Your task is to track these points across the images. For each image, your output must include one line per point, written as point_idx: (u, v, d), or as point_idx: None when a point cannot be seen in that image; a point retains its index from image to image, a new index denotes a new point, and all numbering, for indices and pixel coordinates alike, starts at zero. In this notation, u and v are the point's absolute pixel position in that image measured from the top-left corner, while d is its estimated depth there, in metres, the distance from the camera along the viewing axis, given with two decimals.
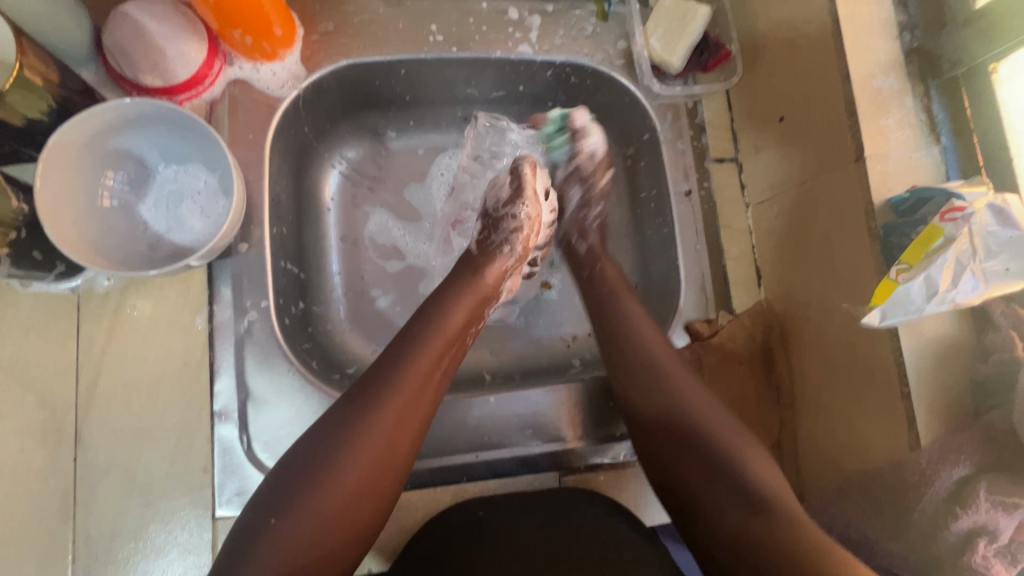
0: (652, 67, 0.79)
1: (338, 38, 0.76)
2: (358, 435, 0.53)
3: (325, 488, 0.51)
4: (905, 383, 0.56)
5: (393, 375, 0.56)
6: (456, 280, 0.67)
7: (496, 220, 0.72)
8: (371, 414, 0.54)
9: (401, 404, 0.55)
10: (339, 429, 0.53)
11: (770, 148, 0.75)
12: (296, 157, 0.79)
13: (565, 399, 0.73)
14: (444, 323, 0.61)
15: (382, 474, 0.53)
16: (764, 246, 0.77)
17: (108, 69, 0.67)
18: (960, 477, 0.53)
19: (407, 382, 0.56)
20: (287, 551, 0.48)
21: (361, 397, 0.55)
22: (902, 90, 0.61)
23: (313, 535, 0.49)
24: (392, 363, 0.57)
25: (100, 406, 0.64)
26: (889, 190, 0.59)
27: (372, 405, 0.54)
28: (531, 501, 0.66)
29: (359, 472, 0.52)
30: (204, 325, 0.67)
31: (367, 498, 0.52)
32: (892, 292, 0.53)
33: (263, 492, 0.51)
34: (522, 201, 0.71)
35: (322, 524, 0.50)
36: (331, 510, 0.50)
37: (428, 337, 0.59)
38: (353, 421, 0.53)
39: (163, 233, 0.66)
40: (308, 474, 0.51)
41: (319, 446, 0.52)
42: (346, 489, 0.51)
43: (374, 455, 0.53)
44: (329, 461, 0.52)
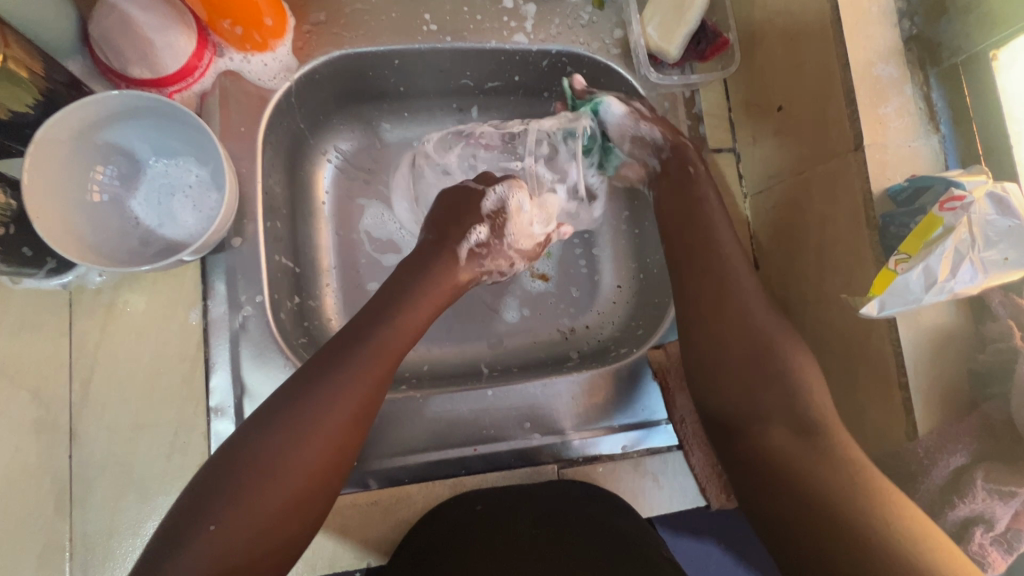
0: (649, 56, 0.78)
1: (330, 28, 0.75)
2: (300, 413, 0.53)
3: (267, 463, 0.50)
4: (903, 374, 0.55)
5: (339, 371, 0.56)
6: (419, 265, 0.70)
7: (499, 247, 0.76)
8: (308, 411, 0.53)
9: (348, 382, 0.55)
10: (278, 411, 0.53)
11: (768, 138, 0.74)
12: (288, 150, 0.78)
13: (566, 393, 0.73)
14: (395, 320, 0.62)
15: (331, 452, 0.53)
16: (762, 236, 0.76)
17: (94, 60, 0.66)
18: (958, 466, 0.53)
19: (350, 359, 0.57)
20: (224, 530, 0.47)
21: (298, 394, 0.54)
22: (901, 77, 0.60)
23: (252, 513, 0.49)
24: (336, 360, 0.57)
25: (94, 403, 0.63)
26: (888, 180, 0.58)
27: (311, 403, 0.53)
28: (529, 495, 0.67)
29: (304, 450, 0.52)
30: (198, 321, 0.66)
31: (300, 503, 0.51)
32: (890, 283, 0.53)
33: (204, 473, 0.51)
34: (529, 257, 0.79)
35: (264, 504, 0.49)
36: (272, 486, 0.50)
37: (375, 336, 0.60)
38: (295, 401, 0.53)
39: (155, 228, 0.65)
40: (236, 478, 0.50)
41: (260, 425, 0.52)
42: (287, 466, 0.51)
43: (319, 428, 0.53)
44: (269, 439, 0.51)
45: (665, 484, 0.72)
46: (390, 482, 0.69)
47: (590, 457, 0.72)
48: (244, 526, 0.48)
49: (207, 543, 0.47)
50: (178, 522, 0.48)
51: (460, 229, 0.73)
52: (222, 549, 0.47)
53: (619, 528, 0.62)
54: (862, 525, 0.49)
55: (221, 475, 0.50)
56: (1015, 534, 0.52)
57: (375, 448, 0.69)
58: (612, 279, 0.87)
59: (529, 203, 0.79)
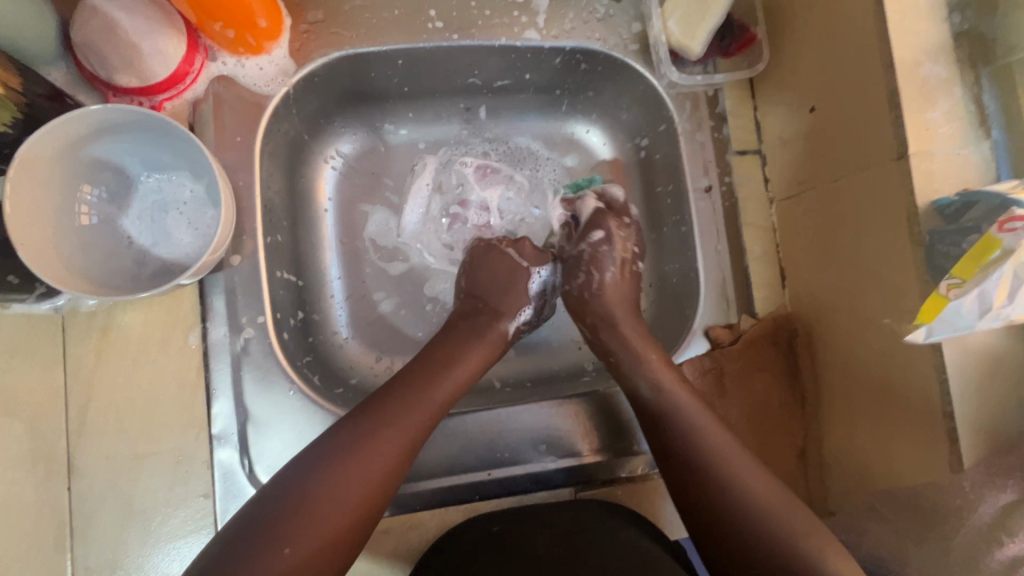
0: (670, 52, 0.73)
1: (329, 27, 0.70)
2: (351, 449, 0.54)
3: (315, 499, 0.51)
4: (947, 402, 0.52)
5: (395, 410, 0.58)
6: (466, 319, 0.72)
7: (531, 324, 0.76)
8: (362, 447, 0.54)
9: (400, 426, 0.57)
10: (331, 446, 0.54)
11: (798, 140, 0.69)
12: (289, 158, 0.74)
13: (583, 412, 0.70)
14: (451, 365, 0.65)
15: (380, 487, 0.54)
16: (790, 244, 0.72)
17: (79, 67, 0.61)
18: (1006, 504, 0.50)
19: (405, 400, 0.59)
20: (270, 565, 0.47)
21: (355, 429, 0.56)
22: (951, 78, 0.55)
23: (300, 548, 0.48)
24: (392, 400, 0.59)
25: (92, 432, 0.61)
26: (935, 191, 0.54)
27: (368, 440, 0.55)
28: (544, 514, 0.64)
29: (354, 486, 0.53)
30: (198, 344, 0.63)
31: (344, 538, 0.51)
32: (940, 310, 0.49)
33: (248, 510, 0.51)
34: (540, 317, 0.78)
35: (316, 538, 0.49)
36: (321, 521, 0.50)
37: (430, 379, 0.62)
38: (349, 440, 0.55)
39: (149, 248, 0.61)
40: (287, 510, 0.50)
41: (309, 462, 0.53)
42: (335, 501, 0.51)
43: (368, 465, 0.54)
44: (321, 476, 0.52)
45: None
46: (402, 509, 0.66)
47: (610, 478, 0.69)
48: (293, 557, 0.48)
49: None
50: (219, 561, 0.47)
51: (510, 305, 0.74)
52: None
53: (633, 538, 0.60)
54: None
55: (270, 508, 0.50)
56: None
57: None
58: None
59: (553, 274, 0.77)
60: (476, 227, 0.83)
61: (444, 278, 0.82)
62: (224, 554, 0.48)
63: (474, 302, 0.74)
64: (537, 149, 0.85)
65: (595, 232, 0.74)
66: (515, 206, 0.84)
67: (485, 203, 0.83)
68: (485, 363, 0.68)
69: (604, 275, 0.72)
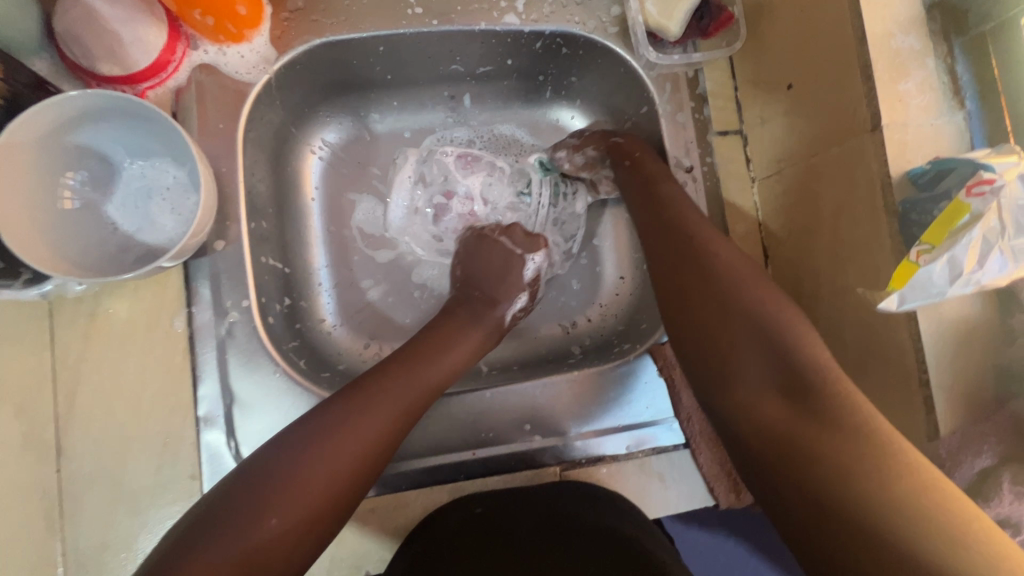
0: (649, 33, 0.73)
1: (309, 15, 0.71)
2: (343, 425, 0.54)
3: (305, 471, 0.51)
4: (923, 371, 0.52)
5: (392, 387, 0.59)
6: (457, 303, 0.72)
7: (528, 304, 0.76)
8: (358, 421, 0.55)
9: (396, 404, 0.58)
10: (325, 421, 0.54)
11: (778, 118, 0.69)
12: (274, 146, 0.74)
13: (567, 390, 0.70)
14: (447, 347, 0.66)
15: (373, 462, 0.55)
16: (772, 223, 0.72)
17: (61, 56, 0.62)
18: (984, 468, 0.51)
19: (399, 380, 0.60)
20: (257, 533, 0.47)
21: (353, 403, 0.56)
22: (923, 49, 0.56)
23: (287, 518, 0.49)
24: (390, 379, 0.60)
25: (80, 416, 0.62)
26: (908, 162, 0.54)
27: (365, 415, 0.56)
28: (537, 497, 0.64)
29: (347, 460, 0.53)
30: (183, 329, 0.64)
31: (333, 510, 0.51)
32: (912, 276, 0.48)
33: (237, 476, 0.51)
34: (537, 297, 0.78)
35: (305, 509, 0.50)
36: (312, 493, 0.50)
37: (427, 359, 0.63)
38: (342, 415, 0.55)
39: (133, 233, 0.62)
40: (278, 480, 0.50)
41: (301, 435, 0.53)
42: (325, 473, 0.51)
43: (360, 441, 0.54)
44: (316, 448, 0.52)
45: (672, 484, 0.69)
46: (388, 489, 0.67)
47: (595, 456, 0.69)
48: (278, 526, 0.48)
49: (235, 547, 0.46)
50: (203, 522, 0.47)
51: (505, 294, 0.74)
52: (249, 556, 0.46)
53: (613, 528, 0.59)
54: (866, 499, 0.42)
55: (259, 478, 0.50)
56: None
57: None
58: (615, 271, 0.84)
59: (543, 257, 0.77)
60: (462, 216, 0.82)
61: (431, 265, 0.83)
62: (206, 519, 0.48)
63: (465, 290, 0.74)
64: (521, 136, 0.86)
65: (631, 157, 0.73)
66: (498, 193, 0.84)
67: (470, 192, 0.83)
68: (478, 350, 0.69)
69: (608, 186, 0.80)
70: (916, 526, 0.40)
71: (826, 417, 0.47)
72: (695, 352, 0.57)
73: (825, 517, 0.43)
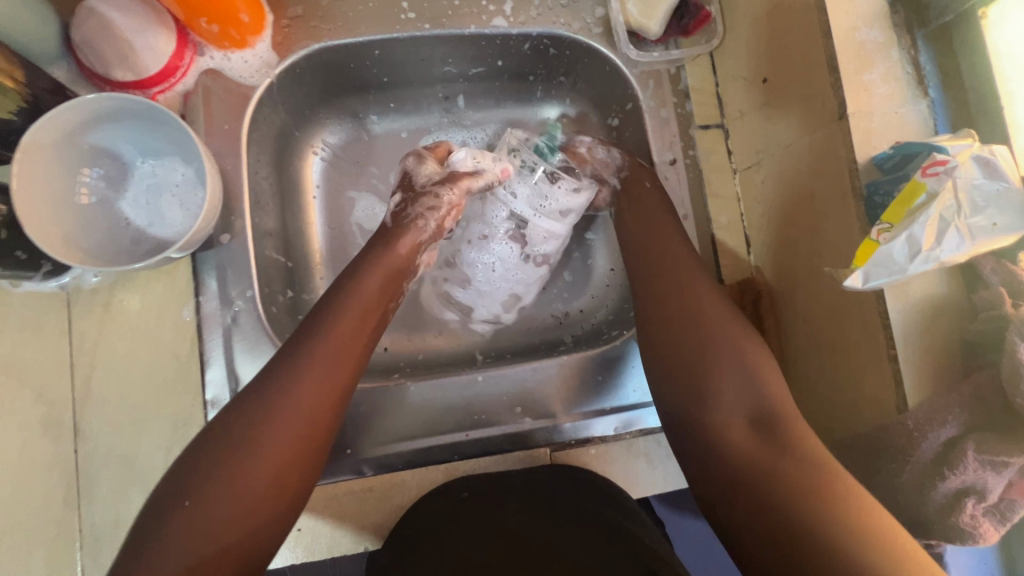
0: (631, 33, 0.77)
1: (308, 21, 0.75)
2: (267, 419, 0.52)
3: (236, 475, 0.50)
4: (891, 346, 0.55)
5: (307, 354, 0.56)
6: (366, 257, 0.67)
7: (419, 194, 0.73)
8: (279, 399, 0.53)
9: (306, 370, 0.55)
10: (247, 419, 0.52)
11: (756, 111, 0.72)
12: (275, 145, 0.78)
13: (557, 376, 0.73)
14: (357, 301, 0.63)
15: (302, 437, 0.53)
16: (752, 212, 0.75)
17: (78, 64, 0.67)
18: (948, 438, 0.52)
19: (313, 360, 0.56)
20: (201, 540, 0.47)
21: (269, 379, 0.55)
22: (887, 41, 0.59)
23: (231, 526, 0.48)
24: (303, 343, 0.57)
25: (97, 399, 0.65)
26: (874, 148, 0.57)
27: (280, 390, 0.54)
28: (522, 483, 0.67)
29: (275, 438, 0.52)
30: (192, 317, 0.68)
31: (271, 491, 0.51)
32: (873, 253, 0.51)
33: (178, 467, 0.51)
34: (446, 186, 0.73)
35: (240, 495, 0.49)
36: (246, 495, 0.50)
37: (338, 318, 0.60)
38: (260, 408, 0.53)
39: (145, 228, 0.66)
40: (208, 467, 0.50)
41: (226, 435, 0.52)
42: (257, 475, 0.50)
43: (288, 436, 0.52)
44: (239, 431, 0.52)
45: (658, 464, 0.72)
46: (385, 469, 0.70)
47: (584, 438, 0.72)
48: (219, 537, 0.48)
49: (182, 558, 0.46)
50: (146, 532, 0.47)
51: (404, 217, 0.72)
52: (211, 555, 0.47)
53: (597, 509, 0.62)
54: (816, 515, 0.48)
55: (191, 486, 0.49)
56: (1006, 504, 0.52)
57: (369, 435, 0.70)
58: (605, 264, 0.87)
59: (434, 163, 0.76)
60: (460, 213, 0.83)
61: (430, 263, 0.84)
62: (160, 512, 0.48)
63: (375, 235, 0.71)
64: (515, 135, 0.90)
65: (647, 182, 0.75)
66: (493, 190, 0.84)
67: None
68: (385, 299, 0.66)
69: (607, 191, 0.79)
70: (862, 555, 0.45)
71: (785, 447, 0.53)
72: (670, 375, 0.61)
73: (772, 533, 0.49)
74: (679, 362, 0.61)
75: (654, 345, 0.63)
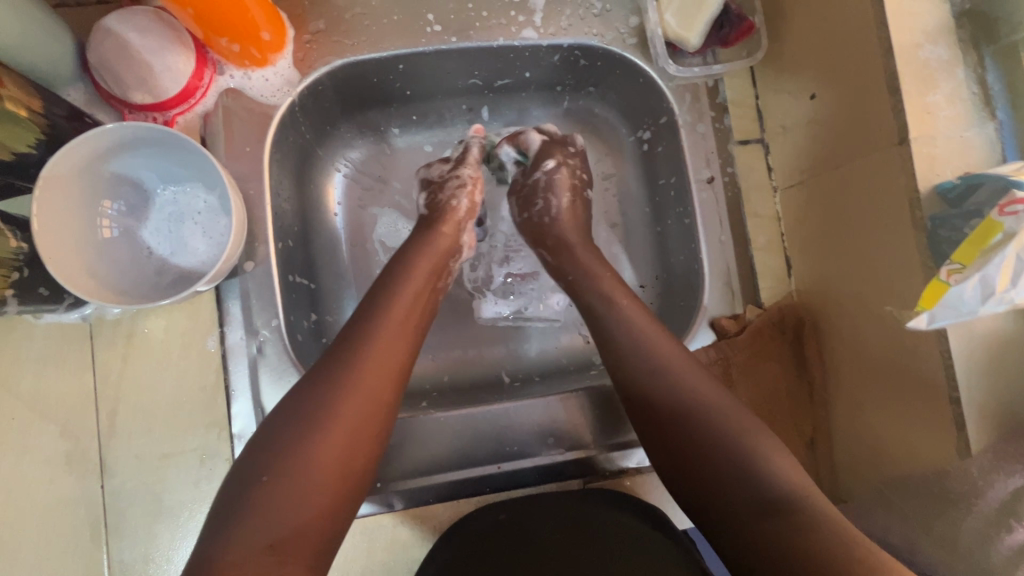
0: (667, 45, 0.73)
1: (331, 36, 0.72)
2: (335, 394, 0.51)
3: (311, 449, 0.48)
4: (954, 389, 0.52)
5: (373, 329, 0.56)
6: (416, 239, 0.68)
7: (443, 180, 0.75)
8: (351, 372, 0.52)
9: (376, 343, 0.55)
10: (314, 396, 0.51)
11: (801, 128, 0.69)
12: (297, 164, 0.75)
13: (577, 406, 0.70)
14: (410, 276, 0.62)
15: (376, 406, 0.52)
16: (794, 233, 0.72)
17: (96, 87, 0.64)
18: (1015, 488, 0.49)
19: (377, 335, 0.56)
20: (274, 523, 0.45)
21: (340, 353, 0.54)
22: (952, 60, 0.54)
23: (304, 506, 0.47)
24: (369, 314, 0.57)
25: (121, 433, 0.64)
26: (937, 175, 0.53)
27: (351, 362, 0.53)
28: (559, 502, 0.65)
29: (349, 408, 0.51)
30: (216, 347, 0.66)
31: (349, 461, 0.50)
32: (942, 295, 0.49)
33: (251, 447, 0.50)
34: (464, 165, 0.75)
35: (320, 470, 0.48)
36: (317, 475, 0.48)
37: (397, 291, 0.60)
38: (330, 384, 0.52)
39: (167, 257, 0.64)
40: (285, 442, 0.48)
41: (294, 412, 0.50)
42: (327, 450, 0.49)
43: (360, 410, 0.51)
44: (314, 401, 0.51)
45: None
46: (415, 502, 0.70)
47: (618, 468, 0.71)
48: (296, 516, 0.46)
49: (258, 539, 0.45)
50: (220, 515, 0.45)
51: (438, 202, 0.72)
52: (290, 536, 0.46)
53: (645, 534, 0.61)
54: None
55: (264, 463, 0.47)
56: None
57: (399, 468, 0.68)
58: (635, 280, 0.83)
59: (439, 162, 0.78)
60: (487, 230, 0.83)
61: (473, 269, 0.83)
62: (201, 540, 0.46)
63: (417, 226, 0.72)
64: None
65: (545, 163, 0.75)
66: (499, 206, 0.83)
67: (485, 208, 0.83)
68: (434, 276, 0.65)
69: (559, 199, 0.74)
70: None
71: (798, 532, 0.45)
72: (668, 449, 0.54)
73: None
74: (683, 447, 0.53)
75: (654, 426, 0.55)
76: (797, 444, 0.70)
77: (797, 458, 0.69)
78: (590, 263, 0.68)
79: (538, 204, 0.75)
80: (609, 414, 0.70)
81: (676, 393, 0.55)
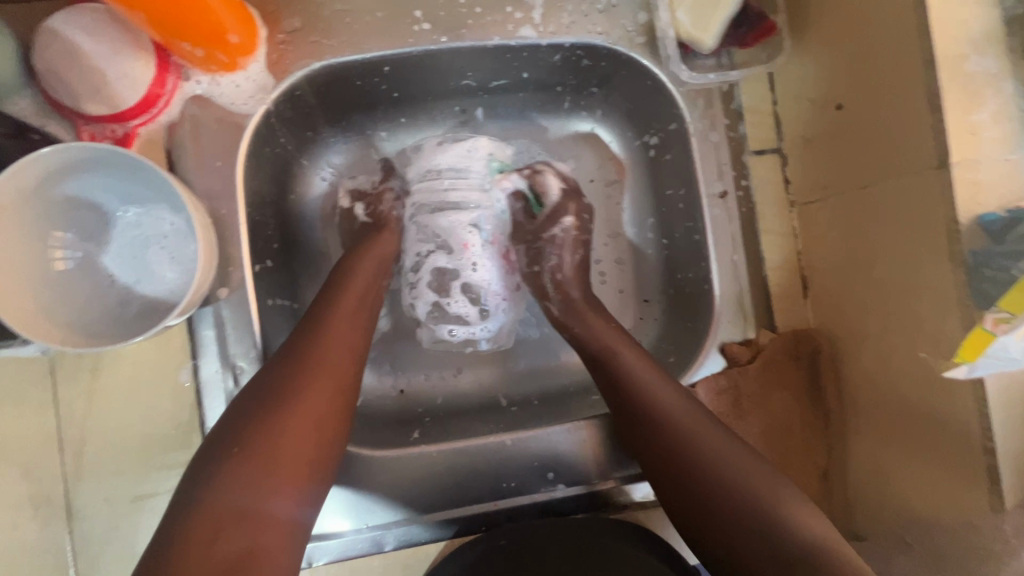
0: (679, 46, 0.67)
1: (307, 36, 0.65)
2: (307, 367, 0.52)
3: (286, 418, 0.48)
4: (989, 439, 0.48)
5: (337, 310, 0.57)
6: (367, 240, 0.67)
7: (378, 193, 0.73)
8: (320, 350, 0.53)
9: (341, 322, 0.56)
10: (283, 372, 0.51)
11: (824, 141, 0.63)
12: (275, 176, 0.68)
13: (578, 438, 0.66)
14: (365, 259, 0.64)
15: (344, 384, 0.53)
16: (814, 253, 0.67)
17: (46, 96, 0.58)
18: None
19: (340, 321, 0.56)
20: (237, 498, 0.44)
21: (308, 333, 0.55)
22: (1000, 72, 0.48)
23: (279, 474, 0.46)
24: (333, 297, 0.59)
25: (89, 474, 0.60)
26: (979, 205, 0.48)
27: (321, 341, 0.54)
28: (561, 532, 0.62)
29: (323, 379, 0.51)
30: (190, 382, 0.61)
31: (321, 429, 0.50)
32: (985, 345, 0.45)
33: (218, 428, 0.49)
34: (395, 176, 0.74)
35: (298, 437, 0.48)
36: (290, 444, 0.47)
37: (354, 274, 0.62)
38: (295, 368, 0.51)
39: (132, 286, 0.58)
40: (262, 412, 0.48)
41: (266, 388, 0.50)
42: (301, 417, 0.49)
43: (327, 380, 0.52)
44: (286, 376, 0.51)
45: None
46: (406, 544, 0.65)
47: (627, 501, 0.66)
48: (269, 485, 0.46)
49: (229, 510, 0.44)
50: None
51: (380, 212, 0.71)
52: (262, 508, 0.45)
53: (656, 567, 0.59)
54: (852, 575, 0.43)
55: (230, 442, 0.47)
56: None
57: (390, 505, 0.64)
58: (639, 293, 0.78)
59: (364, 174, 0.75)
60: (419, 257, 0.72)
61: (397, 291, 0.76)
62: None
63: (359, 236, 0.70)
64: (536, 152, 0.79)
65: (563, 219, 0.72)
66: (446, 240, 0.71)
67: (431, 237, 0.71)
68: (384, 269, 0.66)
69: (564, 257, 0.71)
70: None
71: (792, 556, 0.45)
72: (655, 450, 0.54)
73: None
74: (668, 450, 0.53)
75: (647, 430, 0.55)
76: (811, 476, 0.65)
77: (809, 491, 0.65)
78: (601, 327, 0.64)
79: (549, 256, 0.71)
80: (613, 444, 0.66)
81: (659, 393, 0.57)
